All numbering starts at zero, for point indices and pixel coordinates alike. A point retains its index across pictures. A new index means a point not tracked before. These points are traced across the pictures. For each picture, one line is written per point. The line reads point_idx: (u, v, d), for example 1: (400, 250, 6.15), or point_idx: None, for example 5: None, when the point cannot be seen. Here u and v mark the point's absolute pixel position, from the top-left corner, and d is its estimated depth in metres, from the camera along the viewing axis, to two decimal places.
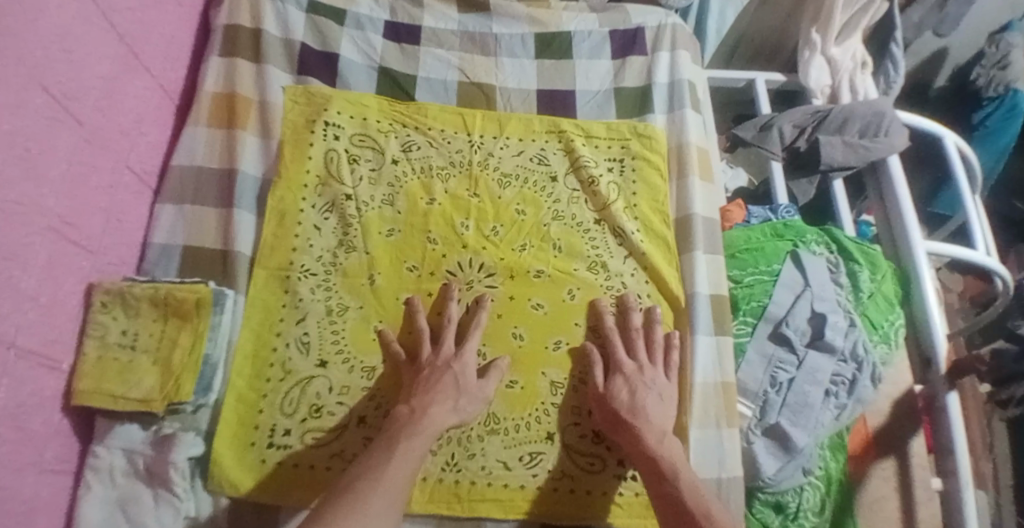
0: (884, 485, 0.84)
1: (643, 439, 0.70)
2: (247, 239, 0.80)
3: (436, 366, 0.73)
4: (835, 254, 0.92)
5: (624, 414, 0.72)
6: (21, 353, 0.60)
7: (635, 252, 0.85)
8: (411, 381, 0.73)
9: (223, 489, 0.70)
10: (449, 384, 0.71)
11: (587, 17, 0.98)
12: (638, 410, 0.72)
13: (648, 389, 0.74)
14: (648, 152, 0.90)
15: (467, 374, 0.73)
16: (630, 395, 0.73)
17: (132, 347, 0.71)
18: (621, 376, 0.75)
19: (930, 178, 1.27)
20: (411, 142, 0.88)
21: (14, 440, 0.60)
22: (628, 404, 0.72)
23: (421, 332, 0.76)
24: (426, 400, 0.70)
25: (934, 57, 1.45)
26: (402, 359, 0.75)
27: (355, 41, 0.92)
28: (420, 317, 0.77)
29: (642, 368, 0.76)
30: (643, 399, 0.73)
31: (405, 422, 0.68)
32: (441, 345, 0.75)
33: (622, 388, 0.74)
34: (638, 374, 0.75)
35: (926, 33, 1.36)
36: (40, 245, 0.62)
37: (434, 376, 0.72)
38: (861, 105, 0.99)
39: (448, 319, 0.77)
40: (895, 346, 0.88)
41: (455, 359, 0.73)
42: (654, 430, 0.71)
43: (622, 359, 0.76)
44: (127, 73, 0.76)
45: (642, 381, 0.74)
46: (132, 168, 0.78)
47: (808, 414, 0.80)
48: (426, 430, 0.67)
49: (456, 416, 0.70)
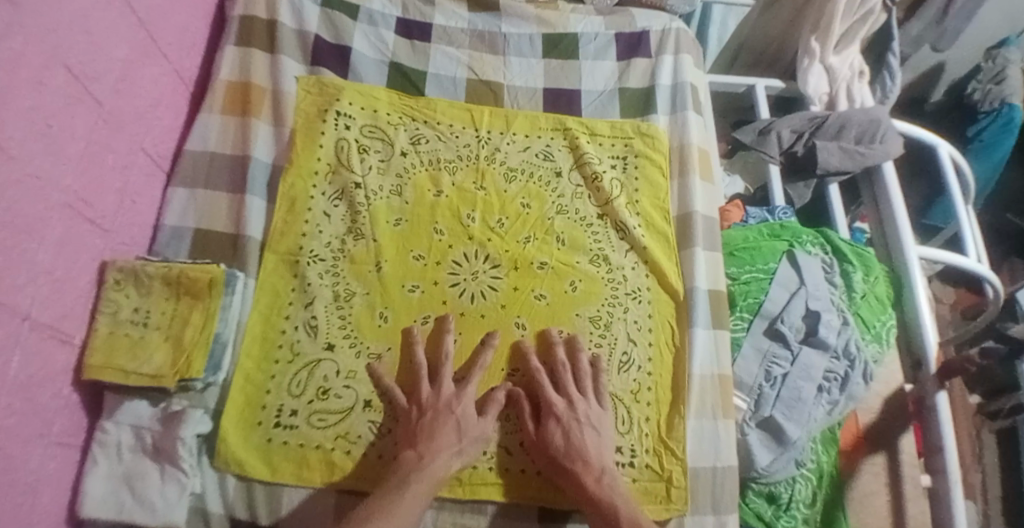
0: (874, 481, 0.86)
1: (580, 480, 0.70)
2: (257, 223, 0.82)
3: (438, 409, 0.72)
4: (829, 255, 0.95)
5: (562, 458, 0.71)
6: (33, 325, 0.62)
7: (636, 246, 0.87)
8: (411, 426, 0.72)
9: (229, 466, 0.72)
10: (449, 431, 0.71)
11: (594, 20, 1.00)
12: (572, 450, 0.72)
13: (564, 432, 0.73)
14: (651, 151, 0.93)
15: (467, 418, 0.72)
16: (565, 437, 0.72)
17: (144, 324, 0.72)
18: (554, 418, 0.74)
19: (926, 192, 1.31)
20: (420, 135, 0.90)
21: (23, 411, 0.61)
22: (563, 446, 0.72)
23: (418, 368, 0.76)
24: (433, 446, 0.69)
25: (931, 72, 1.54)
26: (403, 406, 0.74)
27: (367, 36, 0.94)
28: (417, 350, 0.77)
29: (554, 408, 0.74)
30: (581, 441, 0.72)
31: (412, 468, 0.68)
32: (441, 385, 0.74)
33: (556, 430, 0.73)
34: (571, 412, 0.74)
35: (924, 47, 1.44)
36: (56, 220, 0.64)
37: (436, 420, 0.71)
38: (857, 112, 1.02)
39: (446, 354, 0.76)
40: (887, 345, 0.90)
41: (456, 401, 0.73)
42: (591, 469, 0.71)
43: (551, 396, 0.75)
44: (145, 58, 0.78)
45: (574, 421, 0.73)
46: (146, 151, 0.79)
47: (800, 408, 0.81)
48: (429, 477, 0.68)
49: (457, 460, 0.71)
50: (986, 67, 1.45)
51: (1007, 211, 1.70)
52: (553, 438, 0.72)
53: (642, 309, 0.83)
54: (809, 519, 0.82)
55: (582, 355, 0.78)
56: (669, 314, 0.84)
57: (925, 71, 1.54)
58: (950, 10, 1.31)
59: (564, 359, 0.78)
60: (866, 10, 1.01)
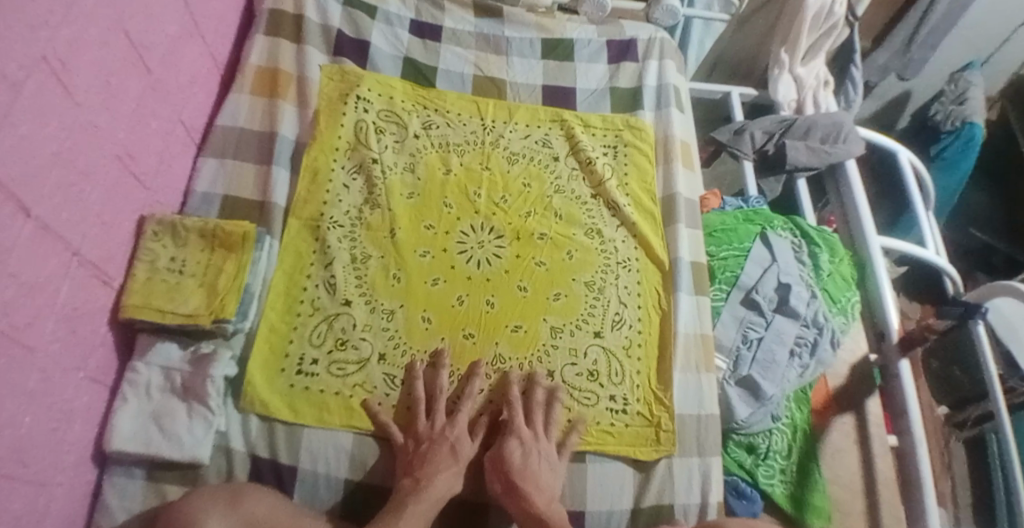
0: (844, 439, 0.95)
1: (532, 502, 0.72)
2: (282, 192, 0.90)
3: (433, 439, 0.76)
4: (799, 238, 1.04)
5: (518, 479, 0.73)
6: (82, 261, 0.68)
7: (626, 223, 0.96)
8: (408, 457, 0.75)
9: (253, 406, 0.77)
10: (445, 454, 0.75)
11: (587, 28, 1.12)
12: (525, 471, 0.74)
13: (524, 450, 0.76)
14: (639, 142, 1.03)
15: (462, 443, 0.76)
16: (522, 457, 0.75)
17: (179, 271, 0.79)
18: (516, 439, 0.77)
19: (892, 207, 1.42)
20: (431, 122, 0.99)
21: (66, 339, 0.67)
22: (519, 467, 0.74)
23: (417, 400, 0.79)
24: (430, 470, 0.73)
25: (898, 99, 1.76)
26: (399, 441, 0.76)
27: (384, 34, 1.05)
28: (417, 385, 0.80)
29: (518, 429, 0.77)
30: (522, 479, 0.73)
31: (408, 492, 0.71)
32: (435, 419, 0.78)
33: (515, 448, 0.76)
34: (534, 440, 0.77)
35: (890, 76, 1.66)
36: (108, 169, 0.71)
37: (432, 448, 0.75)
38: (823, 116, 1.14)
39: (439, 387, 0.80)
40: (852, 318, 0.99)
41: (451, 428, 0.77)
42: (542, 492, 0.73)
43: (520, 425, 0.78)
44: (187, 38, 0.87)
45: (533, 444, 0.77)
46: (183, 122, 0.87)
47: (775, 369, 0.90)
48: (429, 497, 0.70)
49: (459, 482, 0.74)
50: (950, 90, 1.63)
51: (970, 226, 1.80)
52: (512, 458, 0.75)
53: (631, 277, 0.92)
54: (786, 468, 0.91)
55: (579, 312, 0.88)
56: (655, 281, 0.92)
57: (893, 99, 1.76)
58: (915, 39, 1.53)
59: (592, 326, 0.87)
60: (829, 25, 1.15)
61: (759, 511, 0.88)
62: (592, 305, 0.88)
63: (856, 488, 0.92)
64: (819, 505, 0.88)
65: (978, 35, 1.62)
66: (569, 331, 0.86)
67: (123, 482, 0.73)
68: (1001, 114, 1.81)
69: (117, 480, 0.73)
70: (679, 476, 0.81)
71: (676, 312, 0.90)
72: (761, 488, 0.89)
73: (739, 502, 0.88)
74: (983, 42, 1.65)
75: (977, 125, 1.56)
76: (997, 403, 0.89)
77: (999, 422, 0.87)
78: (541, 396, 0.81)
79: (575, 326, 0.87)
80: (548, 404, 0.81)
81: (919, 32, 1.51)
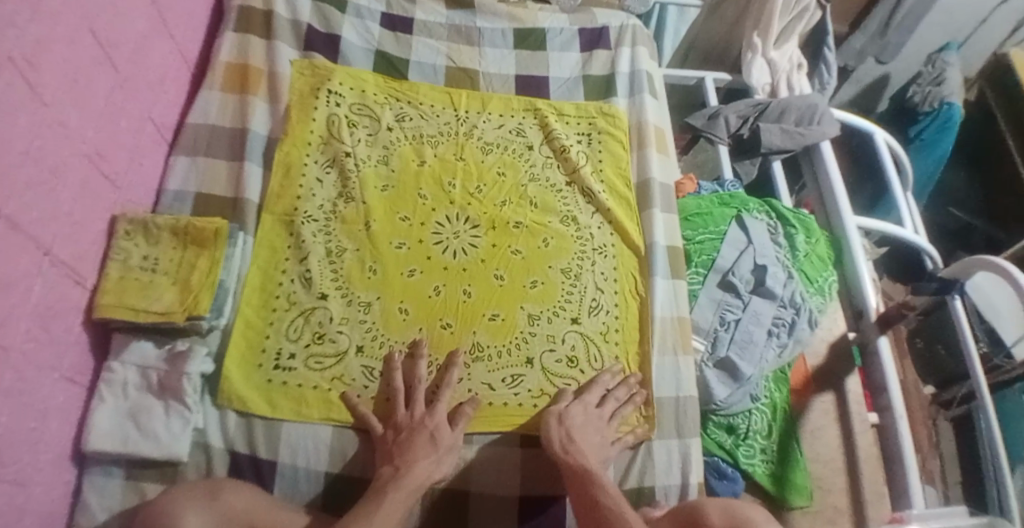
0: (824, 416, 0.96)
1: (588, 460, 0.74)
2: (256, 188, 0.89)
3: (413, 427, 0.76)
4: (774, 220, 1.04)
5: (578, 438, 0.76)
6: (54, 261, 0.68)
7: (601, 209, 0.96)
8: (388, 446, 0.75)
9: (232, 402, 0.77)
10: (424, 443, 0.74)
11: (559, 17, 1.12)
12: (583, 433, 0.77)
13: (586, 415, 0.79)
14: (613, 129, 1.03)
15: (441, 431, 0.76)
16: (583, 422, 0.78)
17: (153, 269, 0.79)
18: (582, 404, 0.80)
19: (871, 191, 1.42)
20: (404, 114, 0.99)
21: (40, 339, 0.66)
22: (579, 427, 0.77)
23: (395, 390, 0.79)
24: (409, 458, 0.72)
25: (876, 83, 1.77)
26: (378, 431, 0.76)
27: (355, 28, 1.05)
28: (396, 375, 0.79)
29: (586, 399, 0.81)
30: (579, 437, 0.76)
31: (388, 480, 0.71)
32: (415, 407, 0.78)
33: (579, 413, 0.79)
34: (598, 416, 0.80)
35: (868, 60, 1.67)
36: (79, 167, 0.71)
37: (411, 436, 0.75)
38: (796, 99, 1.15)
39: (417, 378, 0.79)
40: (829, 298, 1.00)
41: (429, 417, 0.76)
42: (597, 454, 0.76)
43: (592, 400, 0.81)
44: (155, 35, 0.86)
45: (595, 417, 0.79)
46: (153, 120, 0.87)
47: (752, 349, 0.91)
48: (410, 485, 0.70)
49: (438, 470, 0.73)
50: (928, 72, 1.64)
51: (950, 205, 1.85)
52: (574, 417, 0.78)
53: (608, 263, 0.92)
54: (766, 448, 0.91)
55: (556, 298, 0.88)
56: (632, 266, 0.93)
57: (870, 83, 1.77)
58: (892, 23, 1.54)
59: (570, 311, 0.88)
60: (800, 7, 1.16)
61: (741, 491, 0.88)
62: (569, 291, 0.88)
63: (836, 464, 0.93)
64: (800, 483, 0.89)
65: (952, 19, 1.63)
66: (548, 317, 0.87)
67: (102, 481, 0.73)
68: (979, 95, 1.82)
69: (95, 480, 0.73)
70: (660, 457, 0.81)
71: (654, 296, 0.90)
72: (742, 468, 0.89)
73: (720, 483, 0.88)
74: (957, 24, 1.66)
75: (955, 106, 1.58)
76: (979, 384, 0.89)
77: (981, 401, 0.87)
78: (622, 393, 0.82)
79: (555, 313, 0.87)
80: (614, 389, 0.83)
81: (895, 15, 1.52)
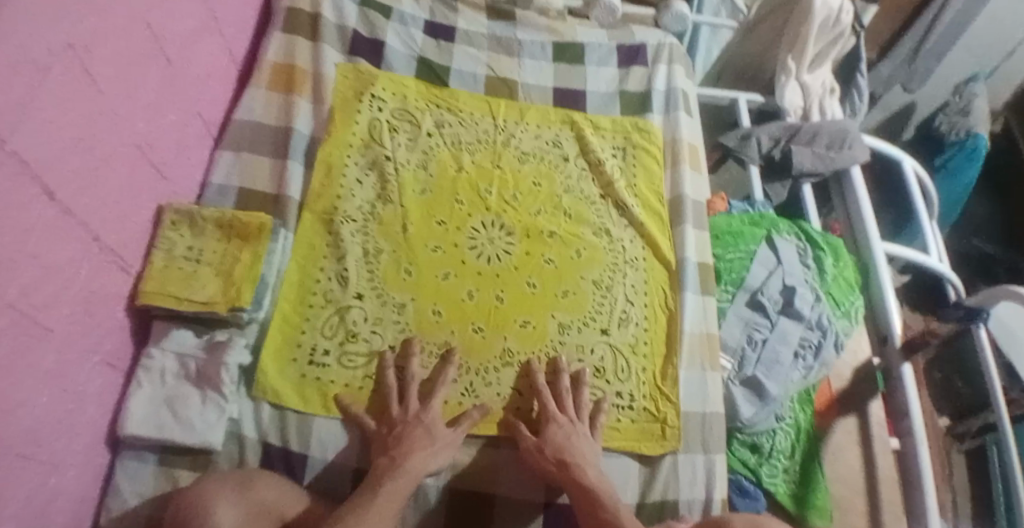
0: (846, 438, 0.97)
1: (585, 473, 0.75)
2: (296, 186, 0.91)
3: (407, 421, 0.76)
4: (804, 242, 1.05)
5: (569, 456, 0.76)
6: (101, 247, 0.70)
7: (634, 222, 0.97)
8: (384, 439, 0.76)
9: (266, 395, 0.78)
10: (421, 436, 0.75)
11: (597, 33, 1.15)
12: (572, 449, 0.77)
13: (564, 429, 0.78)
14: (648, 145, 1.05)
15: (437, 425, 0.77)
16: (565, 437, 0.77)
17: (196, 260, 0.80)
18: (556, 423, 0.78)
19: (893, 217, 1.43)
20: (444, 120, 1.01)
21: (83, 323, 0.68)
22: (564, 446, 0.76)
23: (388, 390, 0.79)
24: (404, 449, 0.73)
25: (902, 111, 1.76)
26: (372, 428, 0.77)
27: (398, 34, 1.07)
28: (389, 374, 0.80)
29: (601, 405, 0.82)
30: (571, 455, 0.76)
31: (385, 469, 0.71)
32: (408, 403, 0.78)
33: (558, 430, 0.78)
34: (572, 423, 0.79)
35: (895, 87, 1.68)
36: (128, 156, 0.73)
37: (406, 429, 0.76)
38: (828, 123, 1.16)
39: (411, 375, 0.80)
40: (855, 321, 0.99)
41: (424, 412, 0.77)
42: (593, 464, 0.77)
43: (554, 412, 0.79)
44: (205, 33, 0.89)
45: (570, 425, 0.79)
46: (200, 116, 0.89)
47: (778, 369, 0.91)
48: (406, 474, 0.71)
49: (434, 461, 0.74)
50: (955, 101, 1.65)
51: (974, 236, 1.79)
52: (554, 434, 0.77)
53: (638, 275, 0.93)
54: (789, 468, 0.92)
55: (586, 306, 0.89)
56: (662, 280, 0.94)
57: (897, 111, 1.77)
58: (921, 50, 1.56)
59: (600, 321, 0.89)
60: (837, 32, 1.19)
61: (762, 508, 0.89)
62: (599, 302, 0.89)
63: (856, 486, 0.93)
64: (821, 505, 0.89)
65: (982, 48, 1.64)
66: (576, 326, 0.88)
67: (134, 465, 0.74)
68: (1004, 126, 1.84)
69: (128, 464, 0.74)
70: (685, 471, 0.82)
71: (682, 312, 0.91)
72: (764, 487, 0.90)
73: (742, 499, 0.89)
74: (986, 53, 1.66)
75: (981, 137, 1.58)
76: (998, 409, 0.87)
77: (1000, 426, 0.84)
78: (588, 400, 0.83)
79: (584, 323, 0.88)
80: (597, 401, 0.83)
81: (923, 44, 1.55)
